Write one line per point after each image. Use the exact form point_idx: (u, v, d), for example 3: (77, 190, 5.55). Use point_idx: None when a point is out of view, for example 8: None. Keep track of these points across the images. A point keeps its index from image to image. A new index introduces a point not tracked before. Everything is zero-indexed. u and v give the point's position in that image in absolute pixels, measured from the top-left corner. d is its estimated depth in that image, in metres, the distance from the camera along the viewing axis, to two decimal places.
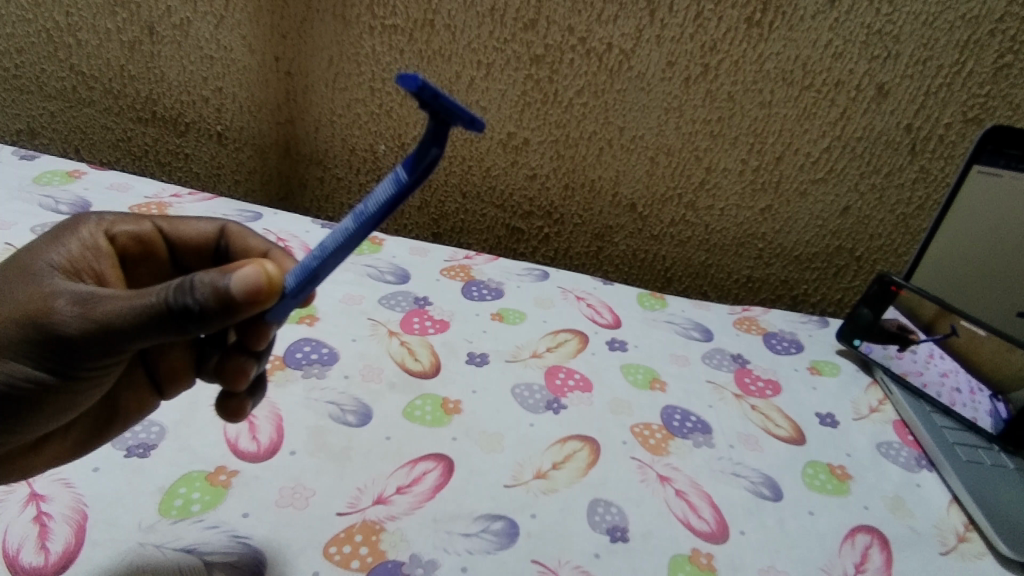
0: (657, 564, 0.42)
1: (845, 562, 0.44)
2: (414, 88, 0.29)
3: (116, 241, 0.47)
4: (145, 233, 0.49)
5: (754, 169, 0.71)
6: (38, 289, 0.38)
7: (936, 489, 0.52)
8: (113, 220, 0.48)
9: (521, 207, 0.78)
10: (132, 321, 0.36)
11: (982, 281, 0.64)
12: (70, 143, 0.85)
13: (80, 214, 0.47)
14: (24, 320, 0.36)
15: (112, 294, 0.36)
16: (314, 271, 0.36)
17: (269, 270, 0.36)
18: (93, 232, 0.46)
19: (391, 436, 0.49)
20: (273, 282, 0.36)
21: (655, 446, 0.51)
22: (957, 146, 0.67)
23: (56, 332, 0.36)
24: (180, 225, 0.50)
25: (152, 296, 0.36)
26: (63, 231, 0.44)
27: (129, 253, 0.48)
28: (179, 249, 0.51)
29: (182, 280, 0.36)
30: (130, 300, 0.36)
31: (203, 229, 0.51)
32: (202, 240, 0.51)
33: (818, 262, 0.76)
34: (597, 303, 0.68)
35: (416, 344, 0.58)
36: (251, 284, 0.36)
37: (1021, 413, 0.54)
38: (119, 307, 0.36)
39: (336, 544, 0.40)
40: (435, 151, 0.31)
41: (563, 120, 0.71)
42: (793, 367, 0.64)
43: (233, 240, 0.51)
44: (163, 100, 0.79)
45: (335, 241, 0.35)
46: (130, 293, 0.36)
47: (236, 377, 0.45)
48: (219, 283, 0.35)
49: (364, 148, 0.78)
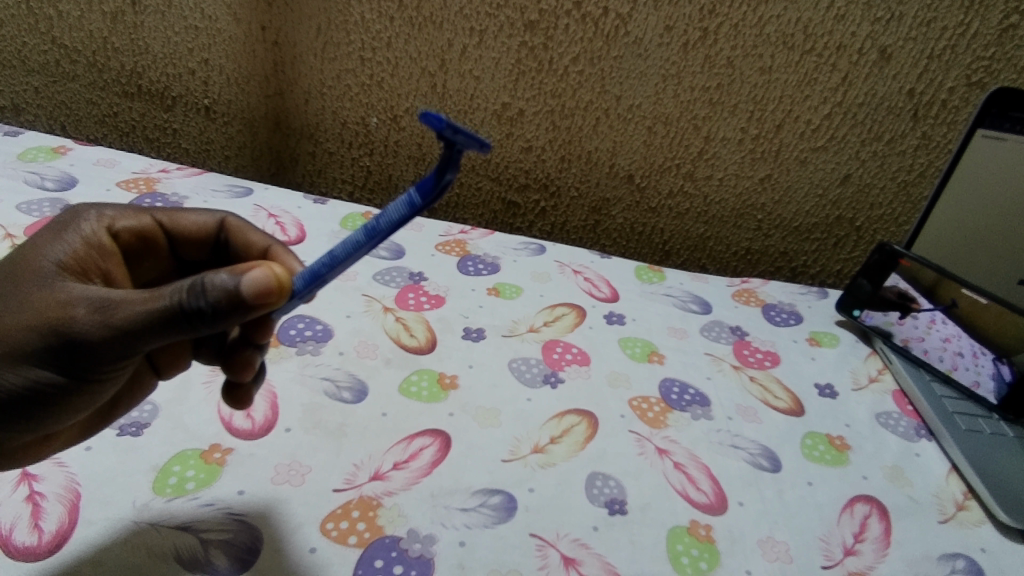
0: (656, 535, 0.42)
1: (844, 531, 0.44)
2: (439, 126, 0.31)
3: (117, 238, 0.45)
4: (146, 229, 0.47)
5: (753, 138, 0.70)
6: (41, 292, 0.36)
7: (935, 459, 0.52)
8: (114, 215, 0.46)
9: (517, 179, 0.77)
10: (145, 323, 0.34)
11: (987, 248, 0.63)
12: (55, 119, 0.83)
13: (75, 209, 0.45)
14: (30, 325, 0.35)
15: (121, 296, 0.35)
16: (320, 276, 0.37)
17: (279, 273, 0.36)
18: (94, 229, 0.44)
19: (387, 412, 0.48)
20: (285, 283, 0.36)
21: (653, 419, 0.51)
22: (960, 111, 0.66)
23: (63, 338, 0.35)
24: (182, 220, 0.49)
25: (163, 298, 0.34)
26: (64, 228, 0.42)
27: (131, 249, 0.47)
28: (181, 242, 0.49)
29: (193, 281, 0.35)
30: (140, 302, 0.35)
31: (203, 222, 0.50)
32: (203, 234, 0.50)
33: (818, 233, 0.75)
34: (595, 277, 0.68)
35: (412, 319, 0.58)
36: (263, 286, 0.35)
37: None
38: (129, 310, 0.34)
39: (333, 520, 0.40)
40: (449, 177, 0.33)
41: (559, 89, 0.70)
42: (792, 338, 0.63)
43: (234, 235, 0.50)
44: (148, 73, 0.77)
45: (345, 251, 0.36)
46: (139, 295, 0.35)
47: (246, 367, 0.45)
48: (231, 283, 0.34)
49: (356, 121, 0.76)
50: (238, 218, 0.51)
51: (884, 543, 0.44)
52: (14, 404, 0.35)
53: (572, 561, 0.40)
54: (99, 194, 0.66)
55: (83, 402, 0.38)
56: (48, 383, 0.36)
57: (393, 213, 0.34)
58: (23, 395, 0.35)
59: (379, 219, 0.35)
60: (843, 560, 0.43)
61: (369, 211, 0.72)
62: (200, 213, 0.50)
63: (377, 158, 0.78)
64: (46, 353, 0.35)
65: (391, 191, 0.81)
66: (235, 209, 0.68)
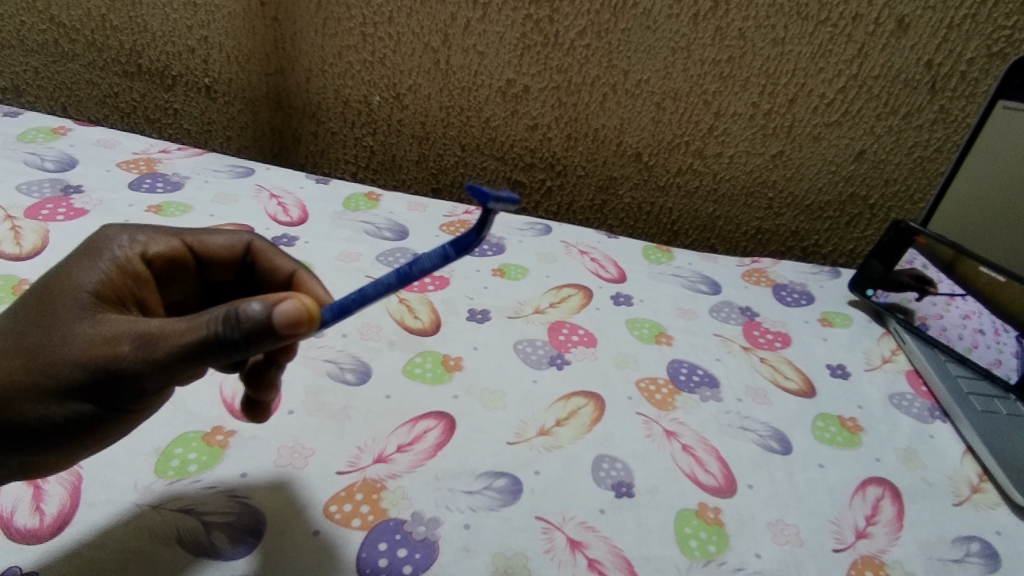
0: (663, 518, 0.41)
1: (856, 514, 0.44)
2: (486, 199, 0.31)
3: (151, 264, 0.43)
4: (177, 253, 0.45)
5: (765, 113, 0.68)
6: (77, 323, 0.35)
7: (949, 440, 0.51)
8: (146, 239, 0.43)
9: (523, 158, 0.75)
10: (182, 354, 0.34)
11: (1002, 226, 0.59)
12: (56, 100, 0.82)
13: (102, 231, 0.43)
14: (70, 357, 0.34)
15: (158, 326, 0.34)
16: (347, 309, 0.36)
17: (309, 302, 0.35)
18: (126, 253, 0.41)
19: (391, 394, 0.47)
20: (315, 312, 0.35)
21: (661, 401, 0.50)
22: (979, 83, 0.63)
23: (105, 370, 0.34)
24: (210, 241, 0.47)
25: (198, 329, 0.34)
26: (95, 252, 0.41)
27: (161, 273, 0.44)
28: (209, 264, 0.47)
29: (228, 309, 0.34)
30: (177, 332, 0.34)
31: (229, 243, 0.48)
32: (230, 255, 0.48)
33: (831, 211, 0.73)
34: (602, 258, 0.66)
35: (416, 301, 0.57)
36: (296, 315, 0.34)
37: None
38: (167, 340, 0.34)
39: (336, 502, 0.40)
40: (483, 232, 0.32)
41: (565, 64, 0.68)
42: (804, 319, 0.62)
43: (260, 259, 0.49)
44: (148, 52, 0.76)
45: (374, 290, 0.35)
46: (176, 324, 0.34)
47: (269, 387, 0.43)
48: (265, 311, 0.34)
49: (358, 100, 0.75)
50: (262, 240, 0.50)
51: (897, 526, 0.43)
52: (51, 433, 0.35)
53: (579, 544, 0.39)
54: (100, 175, 0.65)
55: (119, 427, 0.38)
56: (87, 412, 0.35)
57: (427, 262, 0.33)
58: (62, 426, 0.35)
59: (412, 265, 0.33)
60: (855, 544, 0.42)
61: (372, 192, 0.70)
62: (225, 233, 0.48)
63: (380, 137, 0.77)
64: (87, 385, 0.34)
65: (395, 172, 0.80)
66: (237, 189, 0.67)
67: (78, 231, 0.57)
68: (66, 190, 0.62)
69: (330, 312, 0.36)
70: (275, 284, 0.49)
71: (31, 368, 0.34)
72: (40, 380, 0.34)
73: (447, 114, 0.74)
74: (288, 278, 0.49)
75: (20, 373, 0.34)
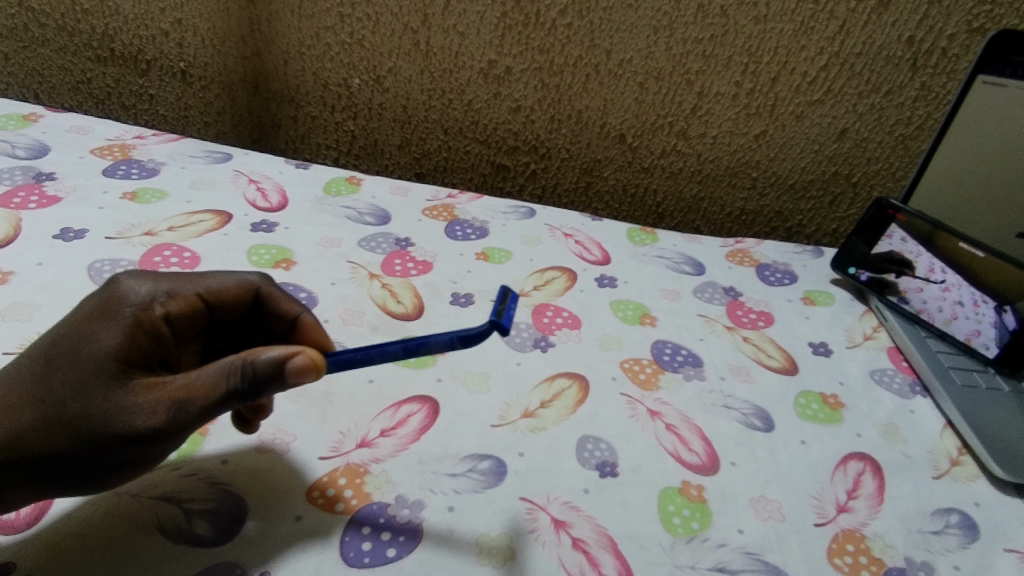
0: (647, 496, 0.42)
1: (837, 489, 0.44)
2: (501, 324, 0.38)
3: (171, 323, 0.40)
4: (192, 309, 0.41)
5: (748, 92, 0.67)
6: (108, 393, 0.34)
7: (929, 414, 0.51)
8: (161, 295, 0.39)
9: (506, 141, 0.75)
10: (210, 410, 0.35)
11: (973, 202, 0.62)
12: (28, 87, 0.80)
13: (115, 283, 0.39)
14: (111, 428, 0.34)
15: (179, 385, 0.35)
16: (351, 363, 0.38)
17: (315, 351, 0.36)
18: (146, 315, 0.38)
19: (374, 378, 0.47)
20: (320, 358, 0.36)
21: (645, 380, 0.50)
22: (960, 59, 0.63)
23: (139, 437, 0.34)
24: (224, 287, 0.43)
25: (221, 386, 0.35)
26: (109, 312, 0.37)
27: (179, 330, 0.41)
28: (221, 311, 0.43)
29: (242, 362, 0.35)
30: (200, 390, 0.35)
31: (237, 287, 0.44)
32: (240, 302, 0.44)
33: (814, 190, 0.73)
34: (586, 240, 0.66)
35: (398, 286, 0.56)
36: (308, 368, 0.35)
37: None
38: (192, 400, 0.34)
39: (319, 488, 0.39)
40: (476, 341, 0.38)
41: (547, 44, 0.67)
42: (787, 298, 0.62)
43: (270, 304, 0.45)
44: (120, 36, 0.74)
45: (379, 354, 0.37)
46: (195, 380, 0.35)
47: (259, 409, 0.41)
48: (278, 359, 0.35)
49: (338, 82, 0.74)
50: (271, 282, 0.46)
51: (877, 499, 0.44)
52: (67, 484, 0.35)
53: (563, 523, 0.39)
54: (73, 162, 0.63)
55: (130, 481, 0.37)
56: (104, 476, 0.35)
57: (435, 345, 0.37)
58: (75, 484, 0.35)
59: (420, 342, 0.37)
60: (836, 518, 0.42)
61: (353, 176, 0.70)
62: (235, 275, 0.44)
63: (362, 121, 0.76)
64: (123, 451, 0.34)
65: (377, 156, 0.79)
66: (215, 175, 0.66)
67: (51, 219, 0.56)
68: (38, 178, 0.60)
69: (332, 364, 0.38)
70: (280, 329, 0.45)
71: (73, 439, 0.33)
72: (87, 451, 0.34)
73: (429, 97, 0.73)
74: (292, 323, 0.45)
75: (65, 445, 0.33)
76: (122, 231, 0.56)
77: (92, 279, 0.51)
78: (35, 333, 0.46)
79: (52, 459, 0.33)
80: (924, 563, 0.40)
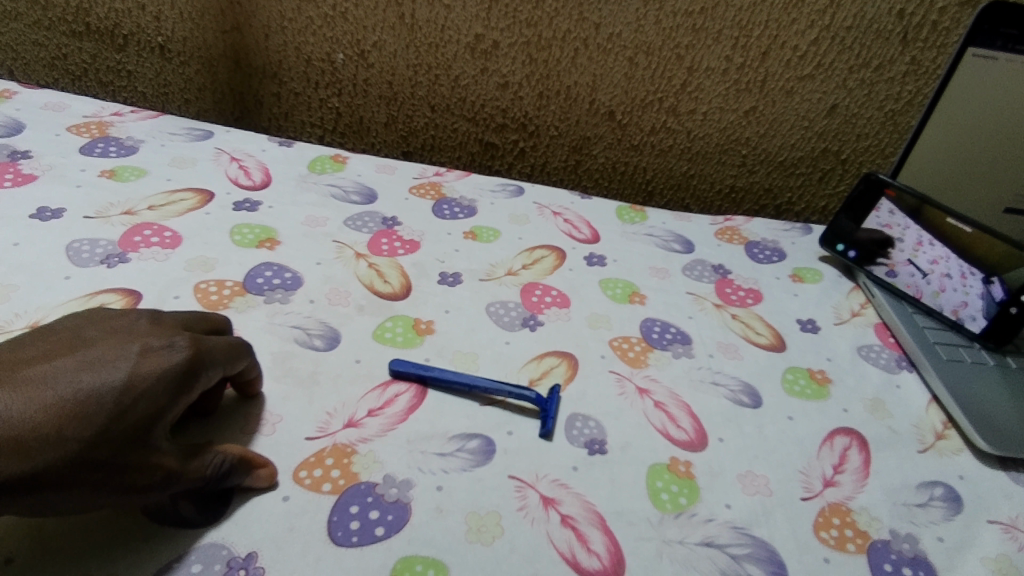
0: (635, 472, 0.42)
1: (823, 463, 0.44)
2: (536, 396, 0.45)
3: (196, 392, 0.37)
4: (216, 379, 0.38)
5: (738, 67, 0.67)
6: (138, 445, 0.32)
7: (915, 390, 0.52)
8: (208, 363, 0.37)
9: (494, 119, 0.74)
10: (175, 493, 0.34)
11: (960, 177, 0.62)
12: (1, 64, 0.77)
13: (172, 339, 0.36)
14: (120, 483, 0.31)
15: (183, 462, 0.34)
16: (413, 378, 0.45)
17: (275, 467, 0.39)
18: (192, 384, 0.36)
19: (361, 358, 0.47)
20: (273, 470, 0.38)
21: (634, 358, 0.50)
22: (950, 33, 0.63)
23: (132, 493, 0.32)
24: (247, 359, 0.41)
25: (201, 476, 0.35)
26: (159, 364, 0.34)
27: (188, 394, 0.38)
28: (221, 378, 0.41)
29: (226, 459, 0.36)
30: (190, 472, 0.34)
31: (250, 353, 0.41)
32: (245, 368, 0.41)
33: (804, 167, 0.73)
34: (575, 218, 0.65)
35: (385, 265, 0.56)
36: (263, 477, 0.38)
37: (1016, 294, 0.52)
38: (181, 480, 0.34)
39: (306, 468, 0.39)
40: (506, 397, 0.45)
41: (535, 17, 0.66)
42: (776, 275, 0.62)
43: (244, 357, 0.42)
44: (95, 9, 0.72)
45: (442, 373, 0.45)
46: (190, 462, 0.34)
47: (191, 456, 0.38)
48: (251, 466, 0.37)
49: (321, 58, 0.72)
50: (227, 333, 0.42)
51: (864, 473, 0.44)
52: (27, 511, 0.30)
53: (552, 501, 0.39)
54: (49, 140, 0.62)
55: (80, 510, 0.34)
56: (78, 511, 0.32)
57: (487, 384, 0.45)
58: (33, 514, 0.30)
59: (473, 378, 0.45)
60: (822, 492, 0.43)
61: (338, 154, 0.68)
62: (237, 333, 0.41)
63: (346, 98, 0.74)
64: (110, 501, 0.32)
65: (363, 135, 0.77)
66: (195, 153, 0.64)
67: (26, 199, 0.54)
68: (12, 156, 0.59)
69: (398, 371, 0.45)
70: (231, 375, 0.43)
71: (76, 486, 0.30)
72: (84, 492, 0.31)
73: (415, 73, 0.71)
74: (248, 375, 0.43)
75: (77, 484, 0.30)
76: (101, 210, 0.55)
77: (71, 259, 0.50)
78: (12, 315, 0.45)
79: (37, 483, 0.29)
80: (908, 535, 0.41)
